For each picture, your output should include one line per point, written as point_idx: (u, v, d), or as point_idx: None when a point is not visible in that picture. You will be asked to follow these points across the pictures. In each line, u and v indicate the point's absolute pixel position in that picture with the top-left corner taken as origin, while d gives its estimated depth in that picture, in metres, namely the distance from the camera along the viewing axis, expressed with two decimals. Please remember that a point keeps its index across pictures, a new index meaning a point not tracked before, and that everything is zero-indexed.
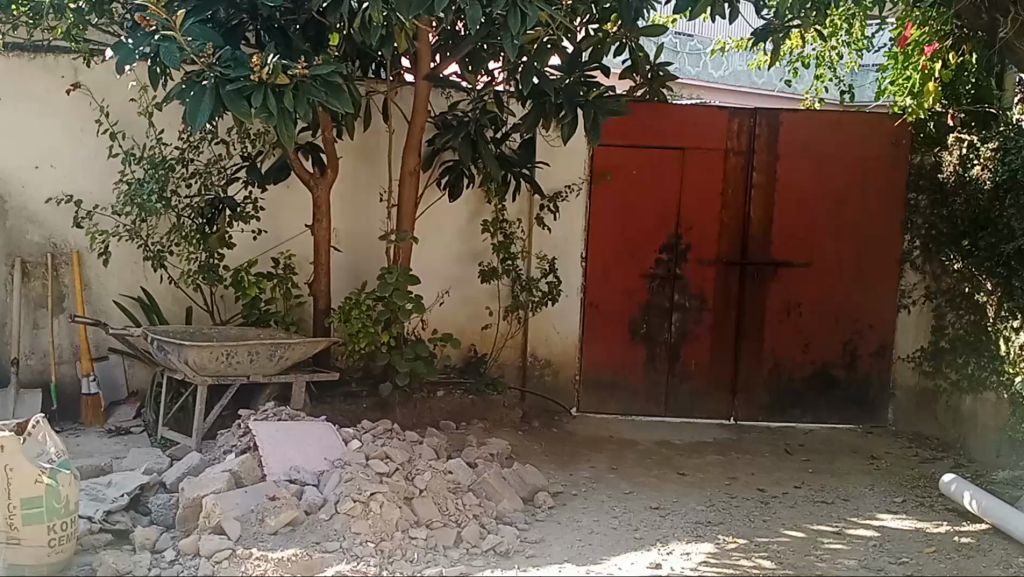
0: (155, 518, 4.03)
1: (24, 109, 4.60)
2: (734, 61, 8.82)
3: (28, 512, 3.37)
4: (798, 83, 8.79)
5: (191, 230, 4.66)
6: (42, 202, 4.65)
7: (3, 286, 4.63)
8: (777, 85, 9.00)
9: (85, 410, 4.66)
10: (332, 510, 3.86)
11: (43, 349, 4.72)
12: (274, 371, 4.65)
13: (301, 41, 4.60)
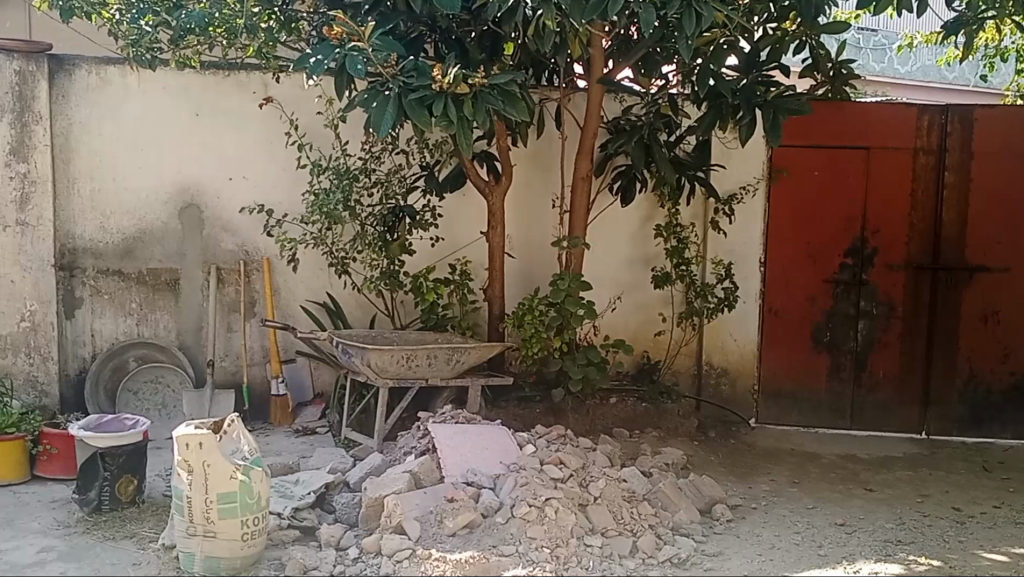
0: (341, 517, 4.14)
1: (220, 125, 4.81)
2: (923, 56, 8.44)
3: (224, 507, 3.56)
4: (995, 77, 8.32)
5: (374, 238, 4.82)
6: (236, 212, 4.88)
7: (200, 291, 4.85)
8: (972, 80, 8.54)
9: (275, 411, 4.88)
10: (508, 514, 3.84)
11: (236, 351, 4.94)
12: (451, 375, 4.73)
13: (478, 52, 4.65)
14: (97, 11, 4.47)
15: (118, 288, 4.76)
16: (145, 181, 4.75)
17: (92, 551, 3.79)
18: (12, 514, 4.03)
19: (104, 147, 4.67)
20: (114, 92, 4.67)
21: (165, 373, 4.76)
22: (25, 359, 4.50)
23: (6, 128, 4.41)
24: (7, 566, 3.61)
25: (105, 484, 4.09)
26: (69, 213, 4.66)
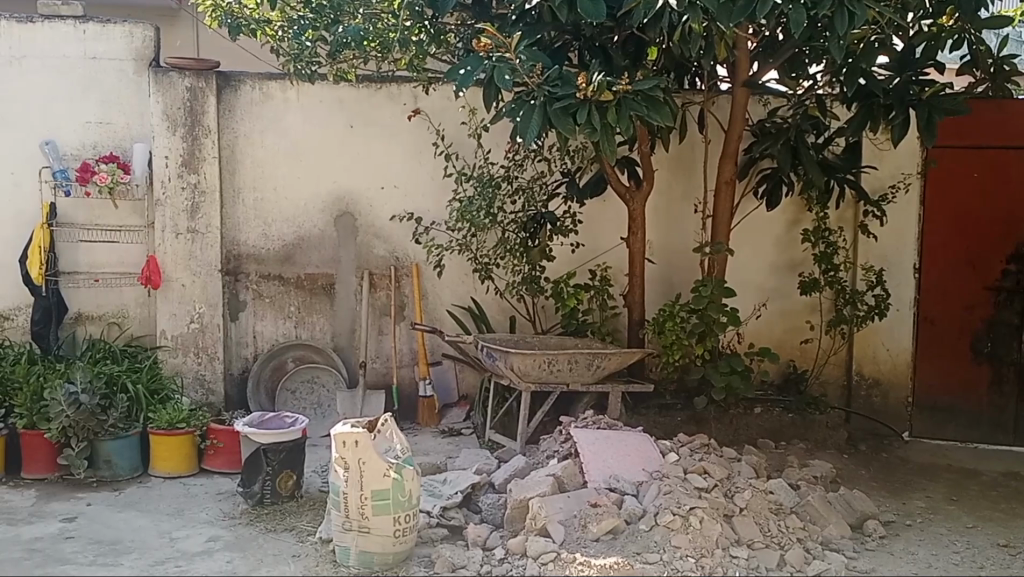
0: (487, 518, 4.22)
1: (372, 135, 4.99)
2: None
3: (378, 504, 3.68)
4: None
5: (515, 244, 4.90)
6: (387, 219, 5.05)
7: (354, 295, 5.05)
8: None
9: (422, 412, 5.02)
10: (651, 521, 3.82)
11: (387, 353, 5.11)
12: (592, 381, 4.74)
13: (621, 58, 4.62)
14: (262, 28, 4.74)
15: (278, 292, 5.00)
16: (302, 191, 4.98)
17: (256, 542, 3.99)
18: (182, 504, 4.26)
19: (263, 159, 4.92)
20: (275, 107, 4.91)
21: (320, 373, 4.97)
22: (194, 360, 4.82)
23: (179, 141, 4.73)
24: (179, 552, 3.84)
25: (267, 479, 4.30)
26: (234, 220, 4.93)
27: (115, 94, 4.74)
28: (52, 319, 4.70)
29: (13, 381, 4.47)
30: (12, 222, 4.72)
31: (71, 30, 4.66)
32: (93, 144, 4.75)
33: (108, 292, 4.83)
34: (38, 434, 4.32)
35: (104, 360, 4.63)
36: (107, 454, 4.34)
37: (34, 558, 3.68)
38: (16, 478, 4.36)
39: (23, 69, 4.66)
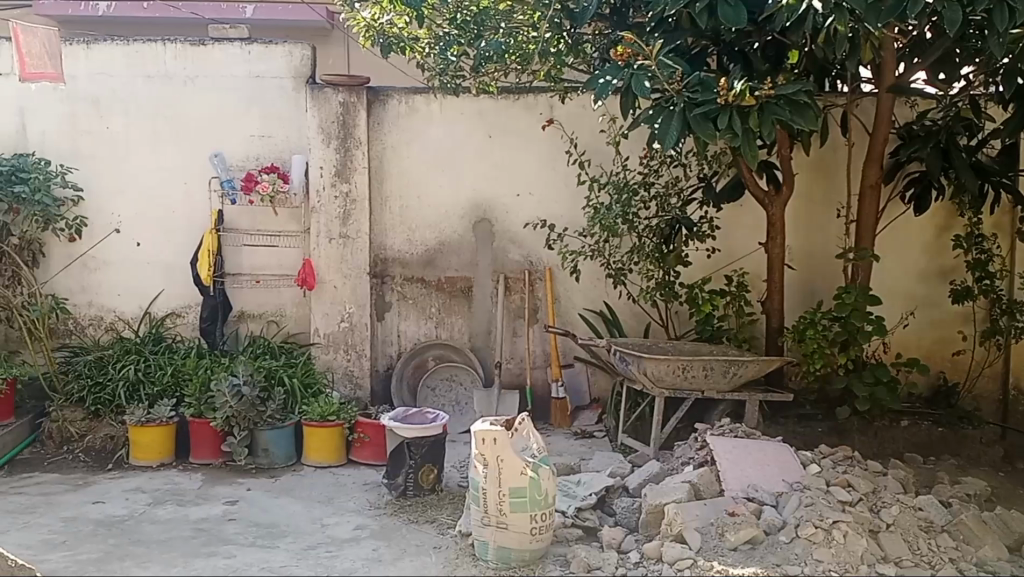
0: (621, 521, 4.21)
1: (510, 145, 5.14)
2: None
3: (515, 501, 3.76)
4: None
5: (650, 250, 4.89)
6: (521, 225, 5.19)
7: (490, 298, 5.21)
8: None
9: (554, 413, 5.11)
10: (792, 533, 3.75)
11: (521, 354, 5.23)
12: (728, 389, 4.67)
13: (762, 62, 4.59)
14: (409, 45, 4.87)
15: (421, 294, 5.22)
16: (444, 198, 5.18)
17: (400, 532, 4.18)
18: (332, 493, 4.53)
19: (408, 168, 5.16)
20: (420, 119, 5.13)
21: (458, 372, 5.16)
22: (343, 356, 5.11)
23: (333, 153, 5.02)
24: (330, 538, 4.08)
25: (410, 471, 4.49)
26: (381, 226, 5.18)
27: (276, 110, 5.09)
28: (218, 317, 5.10)
29: (184, 373, 4.84)
30: (185, 228, 5.14)
31: (238, 51, 5.04)
32: (256, 156, 5.13)
33: (268, 292, 5.19)
34: (205, 423, 4.67)
35: (264, 356, 4.99)
36: (265, 443, 4.67)
37: (202, 537, 4.01)
38: (185, 463, 4.71)
39: (196, 88, 5.05)
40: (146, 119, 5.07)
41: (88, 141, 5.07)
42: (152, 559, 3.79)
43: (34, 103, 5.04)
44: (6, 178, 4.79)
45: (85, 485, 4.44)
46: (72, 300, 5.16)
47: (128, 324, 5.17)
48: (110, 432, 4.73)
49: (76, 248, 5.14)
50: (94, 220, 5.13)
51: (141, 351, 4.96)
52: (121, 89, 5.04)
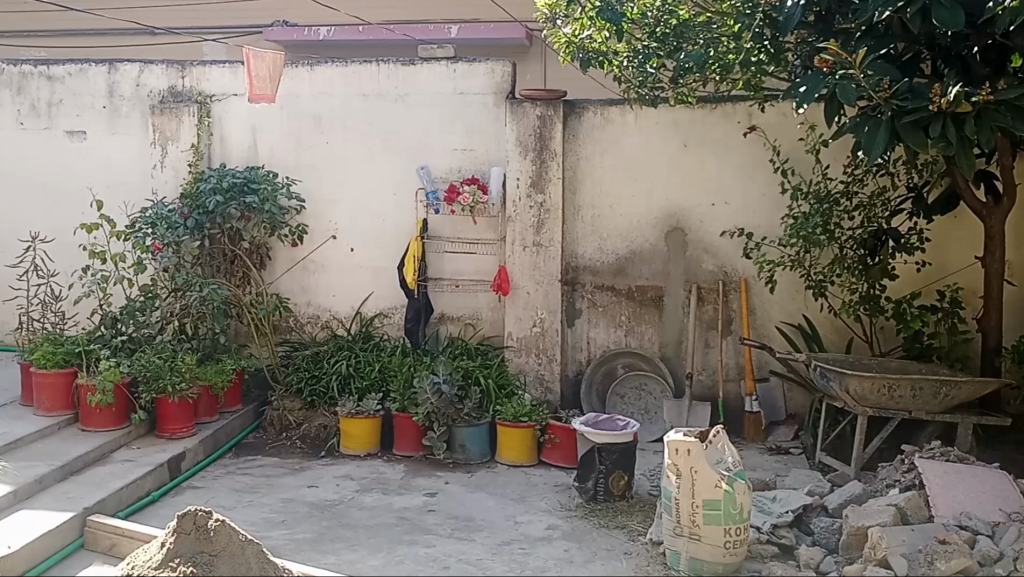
0: (819, 541, 4.04)
1: (706, 155, 5.12)
2: None
3: (709, 513, 3.71)
4: None
5: (854, 261, 4.74)
6: (717, 235, 5.15)
7: (681, 307, 5.21)
8: None
9: (748, 427, 5.03)
10: (1010, 566, 3.51)
11: (713, 365, 5.19)
12: (938, 410, 4.40)
13: (981, 66, 4.32)
14: (609, 59, 4.91)
15: (611, 302, 5.28)
16: (637, 207, 5.22)
17: (590, 535, 4.24)
18: (525, 492, 4.68)
19: (601, 179, 5.24)
20: (615, 130, 5.20)
21: (648, 381, 5.18)
22: (535, 360, 5.27)
23: (528, 165, 5.17)
24: (523, 536, 4.20)
25: (601, 477, 4.55)
26: (573, 235, 5.30)
27: (478, 124, 5.31)
28: (421, 318, 5.37)
29: (390, 369, 5.19)
30: (393, 235, 5.47)
31: (444, 70, 5.31)
32: (458, 169, 5.38)
33: (466, 296, 5.43)
34: (408, 417, 5.00)
35: (462, 357, 5.23)
36: (462, 439, 4.92)
37: (404, 525, 4.24)
38: (389, 454, 5.07)
39: (406, 105, 5.37)
40: (360, 134, 5.43)
41: (310, 155, 5.50)
42: (360, 543, 4.07)
43: (263, 119, 5.47)
44: (241, 189, 5.25)
45: (301, 470, 4.85)
46: (294, 300, 5.62)
47: (341, 323, 5.57)
48: (324, 422, 5.14)
49: (299, 253, 5.59)
50: (314, 227, 5.56)
51: (352, 348, 5.35)
52: (339, 107, 5.43)
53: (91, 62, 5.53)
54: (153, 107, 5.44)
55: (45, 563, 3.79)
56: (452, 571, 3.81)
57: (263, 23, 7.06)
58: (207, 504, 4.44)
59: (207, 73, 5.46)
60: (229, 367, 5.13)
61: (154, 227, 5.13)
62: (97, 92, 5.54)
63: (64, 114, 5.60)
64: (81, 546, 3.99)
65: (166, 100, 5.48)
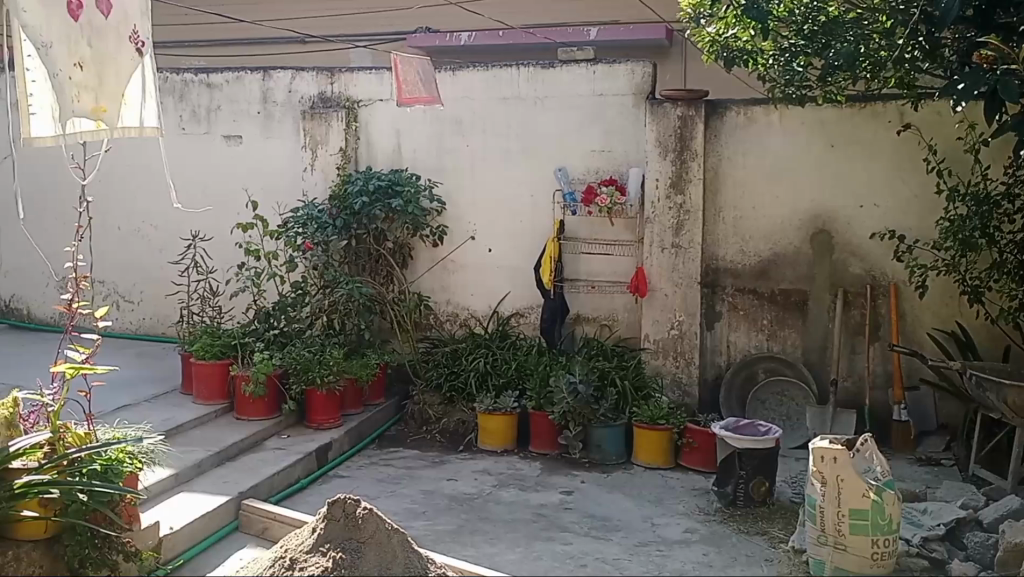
0: (972, 555, 3.78)
1: (854, 155, 4.99)
2: None
3: (856, 523, 3.62)
4: None
5: (1014, 266, 4.55)
6: (866, 237, 5.02)
7: (826, 311, 5.10)
8: None
9: (896, 436, 4.89)
10: None
11: (859, 372, 5.08)
12: None
13: None
14: (754, 58, 4.85)
15: (753, 306, 5.22)
16: (780, 208, 5.14)
17: (729, 540, 4.19)
18: (661, 495, 4.66)
19: (744, 179, 5.17)
20: (758, 130, 5.12)
21: (790, 387, 5.09)
22: (672, 363, 5.25)
23: (668, 165, 5.15)
24: (661, 538, 4.19)
25: (741, 482, 4.49)
26: (714, 237, 5.25)
27: (617, 126, 5.34)
28: (557, 319, 5.43)
29: (527, 367, 5.28)
30: (530, 235, 5.55)
31: (583, 72, 5.36)
32: (596, 170, 5.41)
33: (602, 298, 5.47)
34: (544, 415, 5.07)
35: (597, 357, 5.27)
36: (598, 439, 4.97)
37: (541, 522, 4.30)
38: (525, 451, 5.16)
39: (545, 107, 5.45)
40: (500, 137, 5.54)
41: (450, 158, 5.64)
42: (498, 537, 4.15)
43: (407, 124, 5.66)
44: (386, 191, 5.42)
45: (441, 463, 4.99)
46: (434, 298, 5.79)
47: (479, 321, 5.70)
48: (462, 417, 5.28)
49: (439, 252, 5.76)
50: (454, 228, 5.71)
51: (489, 346, 5.47)
52: (480, 110, 5.56)
53: (247, 70, 5.85)
54: (304, 112, 5.68)
55: (203, 543, 4.05)
56: (590, 569, 3.84)
57: (406, 30, 7.34)
58: (353, 492, 4.62)
59: (355, 79, 5.67)
60: (373, 362, 5.33)
61: (305, 227, 5.37)
62: (252, 98, 5.86)
63: (222, 120, 5.94)
64: (235, 528, 4.25)
65: (316, 105, 5.72)
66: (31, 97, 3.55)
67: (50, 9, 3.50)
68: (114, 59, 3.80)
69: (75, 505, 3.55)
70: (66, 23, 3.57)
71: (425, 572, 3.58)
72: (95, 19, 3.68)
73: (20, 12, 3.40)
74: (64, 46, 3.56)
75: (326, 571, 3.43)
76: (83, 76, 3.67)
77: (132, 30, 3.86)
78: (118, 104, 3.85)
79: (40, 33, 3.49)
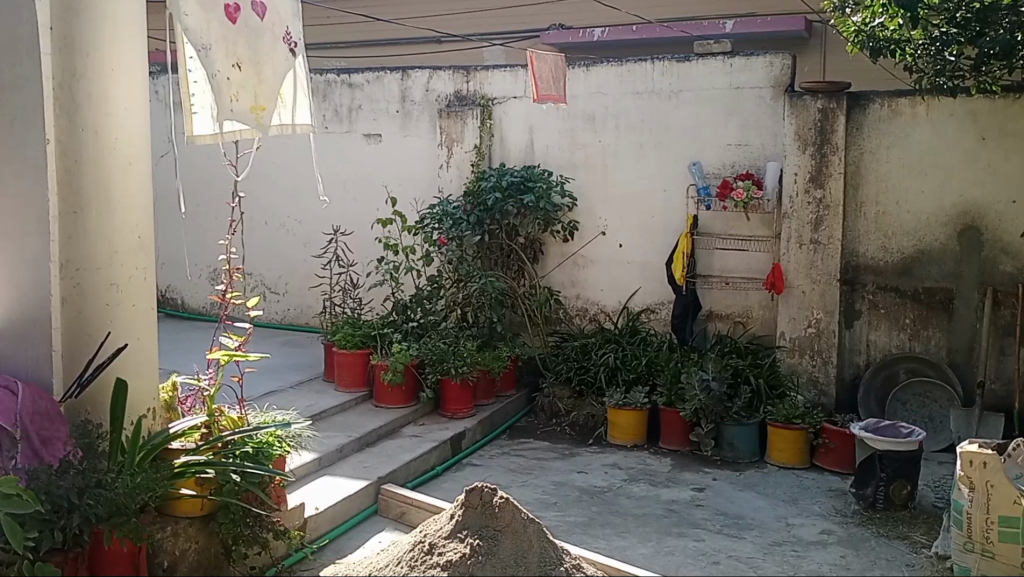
0: None
1: (1008, 148, 4.76)
2: None
3: (1006, 530, 3.45)
4: None
5: None
6: (1019, 235, 4.78)
7: (974, 311, 4.90)
8: None
9: None
10: None
11: (1009, 375, 4.83)
12: None
13: None
14: (902, 48, 4.65)
15: (895, 304, 5.06)
16: (926, 203, 4.95)
17: (868, 543, 4.07)
18: (796, 494, 4.59)
19: (887, 174, 5.01)
20: (903, 122, 4.95)
21: (934, 389, 4.91)
22: (809, 361, 5.15)
23: (808, 159, 5.05)
24: (796, 538, 4.12)
25: (881, 484, 4.38)
26: (854, 232, 5.11)
27: (754, 119, 5.26)
28: (689, 315, 5.41)
29: (658, 363, 5.26)
30: (662, 230, 5.54)
31: (720, 65, 5.30)
32: (731, 164, 5.35)
33: (736, 294, 5.41)
34: (675, 412, 5.06)
35: (731, 355, 5.21)
36: (731, 437, 4.93)
37: (673, 517, 4.30)
38: (656, 446, 5.16)
39: (680, 102, 5.42)
40: (633, 132, 5.55)
41: (583, 153, 5.68)
42: (629, 531, 4.17)
43: (540, 121, 5.73)
44: (519, 187, 5.50)
45: (571, 455, 5.05)
46: (564, 293, 5.87)
47: (609, 317, 5.74)
48: (591, 411, 5.30)
49: (569, 248, 5.82)
50: (585, 223, 5.76)
51: (619, 341, 5.47)
52: (614, 105, 5.57)
53: (387, 70, 6.06)
54: (441, 111, 5.85)
55: (345, 524, 4.22)
56: (723, 567, 3.82)
57: (540, 27, 7.46)
58: (486, 481, 4.73)
59: (490, 78, 5.79)
60: (505, 355, 5.41)
61: (440, 223, 5.53)
62: (391, 97, 6.06)
63: (362, 118, 6.17)
64: (375, 511, 4.41)
65: (452, 104, 5.87)
66: (193, 97, 3.56)
67: (209, 11, 3.49)
68: (270, 58, 3.75)
69: (230, 485, 3.54)
70: (225, 25, 3.55)
71: (560, 563, 3.51)
72: (250, 21, 3.65)
73: (183, 16, 3.40)
74: (222, 47, 3.53)
75: (464, 557, 3.39)
76: (241, 76, 3.62)
77: (285, 31, 3.80)
78: (275, 102, 3.79)
79: (200, 35, 3.47)
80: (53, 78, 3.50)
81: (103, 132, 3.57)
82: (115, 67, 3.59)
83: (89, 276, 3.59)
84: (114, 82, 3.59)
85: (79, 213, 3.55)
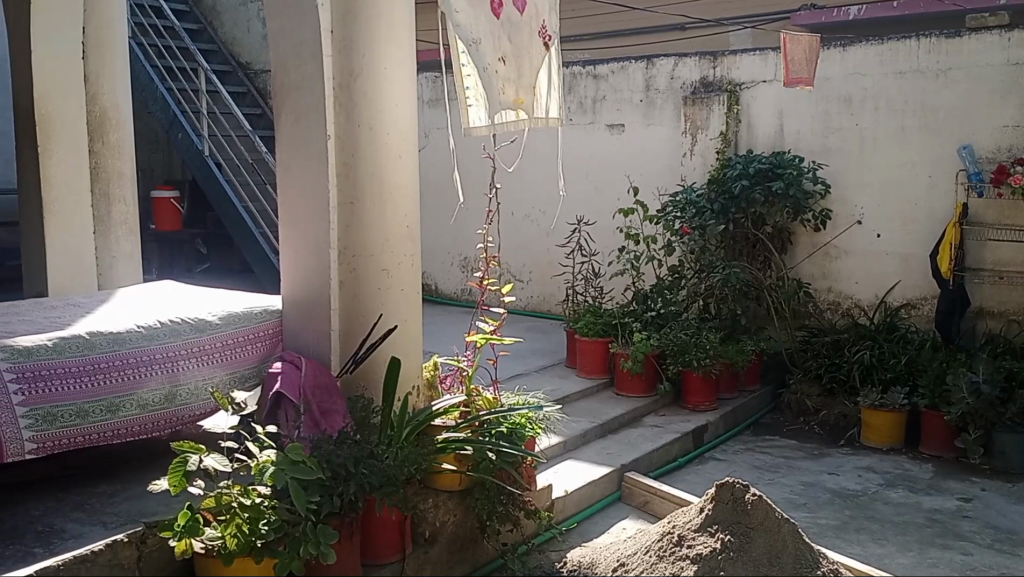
0: None
1: None
2: None
3: None
4: None
5: None
6: None
7: None
8: None
9: None
10: None
11: None
12: None
13: None
14: None
15: None
16: None
17: None
18: None
19: None
20: None
21: None
22: None
23: None
24: None
25: None
26: None
27: None
28: (955, 311, 5.00)
29: (919, 364, 4.92)
30: (926, 221, 5.19)
31: (997, 39, 4.86)
32: (1009, 147, 4.89)
33: (1012, 289, 4.97)
34: (939, 415, 4.71)
35: (1004, 355, 4.79)
36: (1001, 446, 4.53)
37: (936, 527, 4.00)
38: (914, 451, 4.84)
39: (948, 81, 5.04)
40: (895, 114, 5.22)
41: (838, 137, 5.43)
42: (887, 538, 3.91)
43: (792, 105, 5.54)
44: (766, 173, 5.36)
45: (820, 455, 4.83)
46: (814, 285, 5.65)
47: (863, 311, 5.45)
48: (844, 410, 5.08)
49: (820, 238, 5.60)
50: (838, 211, 5.51)
51: (876, 338, 5.18)
52: (875, 87, 5.27)
53: (632, 59, 6.16)
54: (686, 98, 5.85)
55: (588, 509, 4.26)
56: None
57: (789, 8, 6.71)
58: (730, 475, 4.63)
59: (738, 62, 5.70)
60: (749, 349, 5.23)
61: (682, 212, 5.53)
62: (635, 87, 6.16)
63: (606, 109, 6.31)
64: (618, 499, 4.41)
65: (698, 91, 5.85)
66: (467, 90, 3.56)
67: (477, 7, 3.48)
68: (528, 53, 3.77)
69: (486, 463, 3.57)
70: (491, 20, 3.55)
71: (817, 565, 3.31)
72: (512, 15, 3.64)
73: (455, 12, 3.40)
74: (492, 41, 3.55)
75: (714, 551, 3.25)
76: (506, 71, 3.65)
77: (541, 25, 3.85)
78: (533, 95, 3.81)
79: (470, 30, 3.47)
80: (334, 78, 3.68)
81: (376, 127, 3.69)
82: (388, 64, 3.70)
83: (364, 262, 3.75)
84: (388, 78, 3.70)
85: (355, 204, 3.72)
